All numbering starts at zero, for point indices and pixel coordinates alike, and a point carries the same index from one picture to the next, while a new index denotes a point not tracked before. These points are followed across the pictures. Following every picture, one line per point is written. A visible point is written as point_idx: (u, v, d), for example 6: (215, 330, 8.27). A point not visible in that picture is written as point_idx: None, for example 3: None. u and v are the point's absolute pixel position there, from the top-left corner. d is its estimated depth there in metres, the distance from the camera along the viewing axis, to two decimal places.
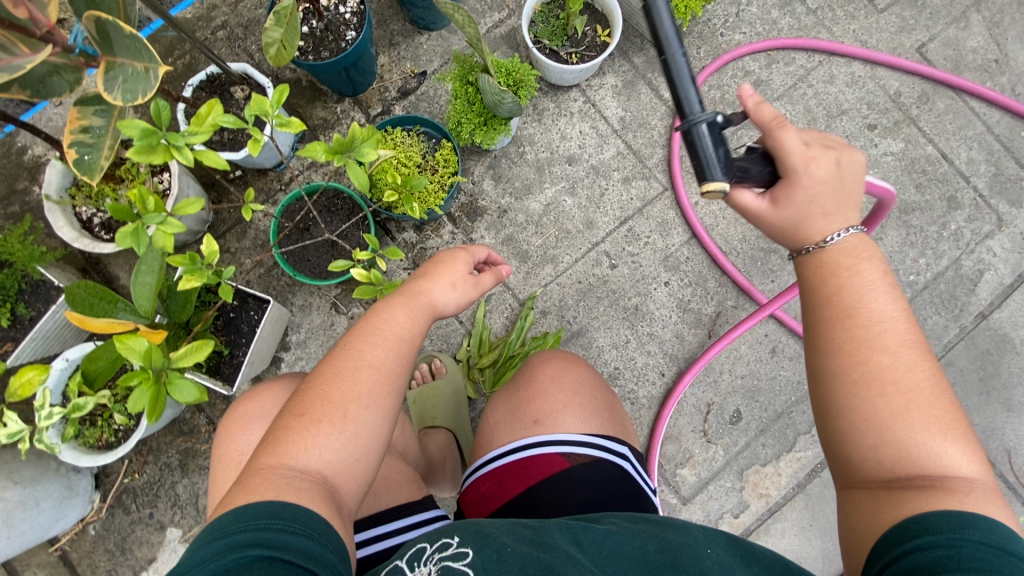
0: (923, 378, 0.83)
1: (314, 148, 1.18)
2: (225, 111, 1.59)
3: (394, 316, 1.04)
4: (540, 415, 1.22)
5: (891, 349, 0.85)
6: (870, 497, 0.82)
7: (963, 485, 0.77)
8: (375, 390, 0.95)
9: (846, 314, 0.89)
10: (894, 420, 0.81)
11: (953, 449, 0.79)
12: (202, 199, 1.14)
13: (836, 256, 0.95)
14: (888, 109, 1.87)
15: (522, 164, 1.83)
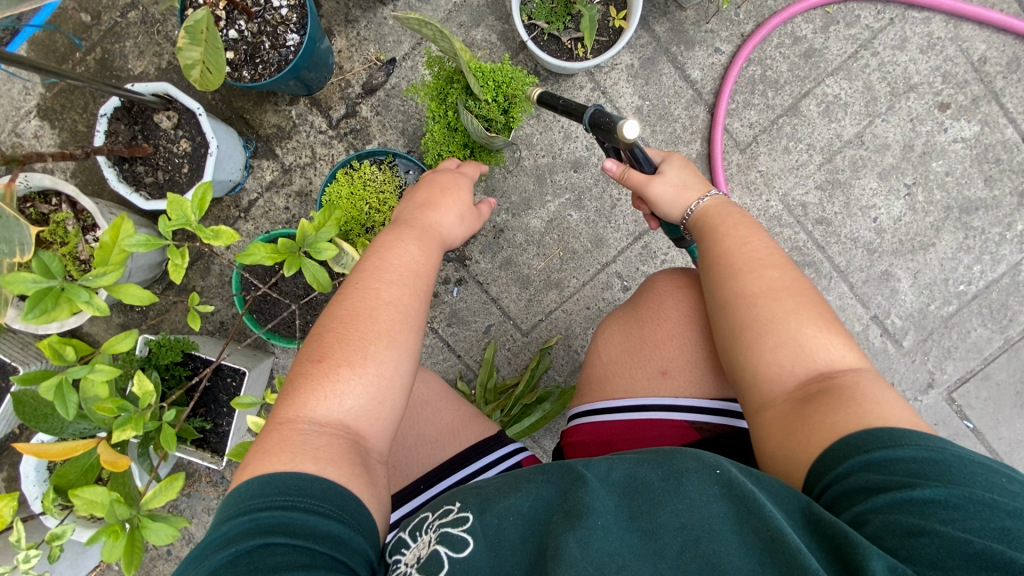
0: (793, 281, 0.92)
1: (256, 252, 0.96)
2: (152, 145, 1.30)
3: (402, 248, 0.95)
4: (672, 366, 1.01)
5: (772, 267, 0.93)
6: (784, 407, 0.84)
7: (854, 377, 0.83)
8: (394, 329, 0.87)
9: (733, 263, 0.94)
10: (776, 320, 0.88)
11: (834, 342, 0.86)
12: (134, 330, 0.96)
13: (722, 209, 1.02)
14: (967, 82, 1.53)
15: (519, 173, 1.55)
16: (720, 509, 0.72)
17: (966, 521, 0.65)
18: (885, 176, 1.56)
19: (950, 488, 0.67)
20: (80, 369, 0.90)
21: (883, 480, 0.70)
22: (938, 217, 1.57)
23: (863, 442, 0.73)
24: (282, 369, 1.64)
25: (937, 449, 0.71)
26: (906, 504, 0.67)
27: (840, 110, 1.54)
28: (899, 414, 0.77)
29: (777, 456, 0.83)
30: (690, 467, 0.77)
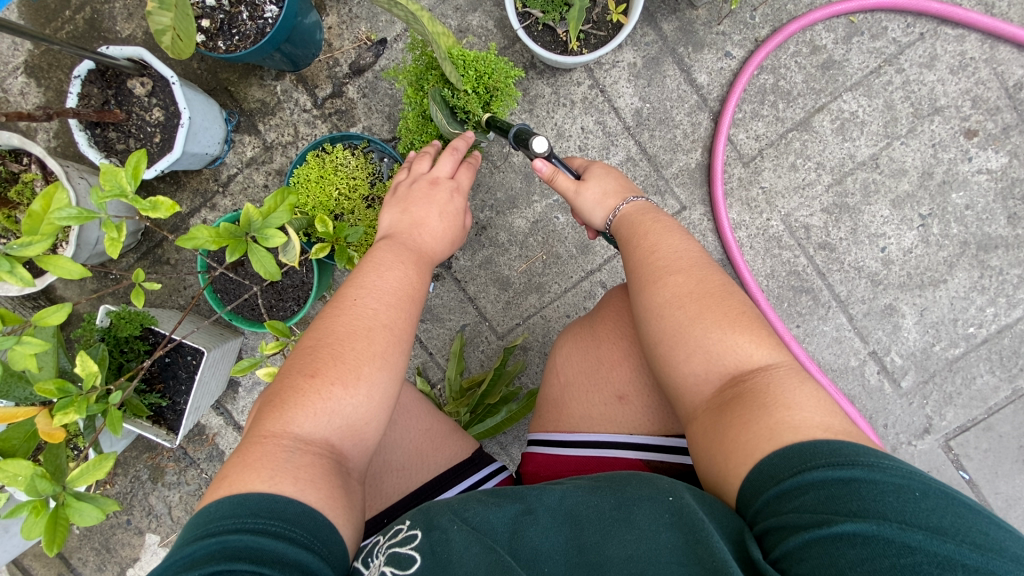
0: (715, 283, 0.85)
1: (197, 235, 0.88)
2: (127, 112, 1.27)
3: (400, 266, 0.91)
4: (628, 390, 0.95)
5: (682, 270, 0.86)
6: (704, 422, 0.78)
7: (765, 377, 0.75)
8: (388, 349, 0.82)
9: (647, 275, 0.87)
10: (689, 329, 0.81)
11: (742, 342, 0.79)
12: (70, 302, 0.91)
13: (639, 213, 0.95)
14: (998, 108, 1.41)
15: (507, 170, 1.48)
16: (664, 532, 0.69)
17: (890, 556, 0.57)
18: (898, 204, 1.45)
19: (867, 517, 0.59)
20: (7, 341, 0.84)
21: (796, 512, 0.62)
22: (953, 252, 1.46)
23: (774, 469, 0.67)
24: (252, 350, 1.61)
25: (848, 463, 0.63)
26: (822, 543, 0.59)
27: (856, 128, 1.43)
28: (811, 419, 0.69)
29: (707, 473, 0.76)
30: (643, 493, 0.74)
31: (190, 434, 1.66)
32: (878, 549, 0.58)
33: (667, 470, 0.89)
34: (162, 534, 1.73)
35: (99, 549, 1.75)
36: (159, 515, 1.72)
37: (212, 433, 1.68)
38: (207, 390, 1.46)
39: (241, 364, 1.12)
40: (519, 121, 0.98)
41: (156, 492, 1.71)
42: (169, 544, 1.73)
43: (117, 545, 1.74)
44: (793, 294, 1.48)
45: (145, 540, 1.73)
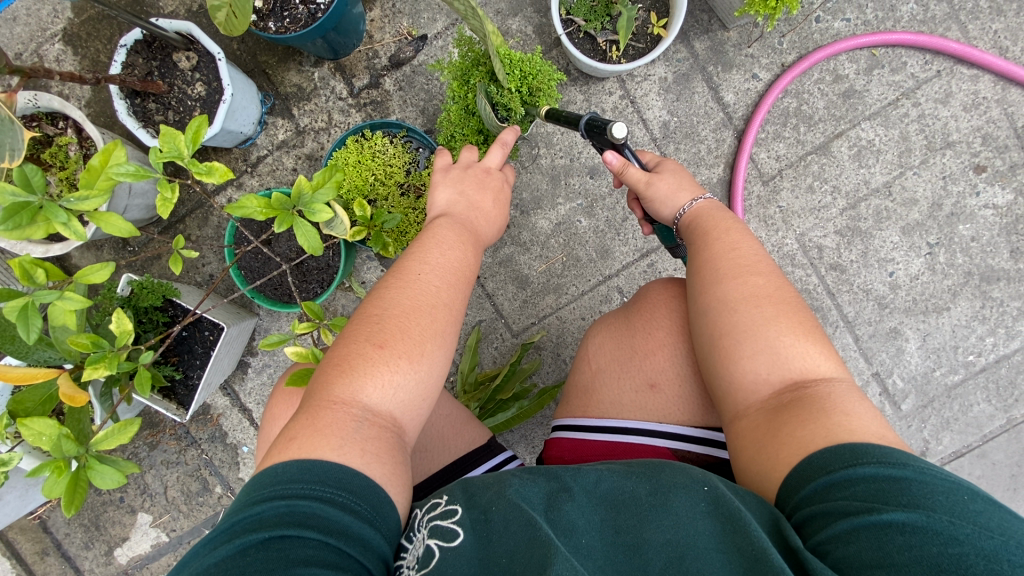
0: (788, 291, 0.87)
1: (247, 203, 0.90)
2: (168, 84, 1.28)
3: (459, 247, 0.93)
4: (661, 378, 0.97)
5: (762, 272, 0.88)
6: (756, 420, 0.80)
7: (827, 387, 0.78)
8: (447, 328, 0.85)
9: (723, 271, 0.88)
10: (759, 328, 0.83)
11: (811, 351, 0.81)
12: (112, 261, 0.93)
13: (714, 214, 0.97)
14: (1007, 147, 1.48)
15: (534, 171, 1.51)
16: (701, 520, 0.70)
17: (936, 546, 0.60)
18: (908, 232, 1.51)
19: (916, 509, 0.62)
20: (48, 295, 0.86)
21: (843, 502, 0.65)
22: (957, 282, 1.51)
23: (824, 462, 0.69)
24: (265, 332, 1.61)
25: (900, 464, 0.65)
26: (869, 530, 0.62)
27: (872, 156, 1.49)
28: (868, 428, 0.72)
29: (749, 464, 0.78)
30: (678, 480, 0.74)
31: (194, 413, 1.65)
32: (925, 539, 0.60)
33: (695, 460, 0.92)
34: (155, 514, 1.70)
35: (88, 526, 1.71)
36: (153, 494, 1.70)
37: (217, 413, 1.67)
38: (220, 367, 1.46)
39: (271, 340, 1.10)
40: (589, 110, 1.01)
41: (152, 471, 1.69)
42: (161, 525, 1.70)
43: (107, 523, 1.71)
44: None
45: (136, 520, 1.70)
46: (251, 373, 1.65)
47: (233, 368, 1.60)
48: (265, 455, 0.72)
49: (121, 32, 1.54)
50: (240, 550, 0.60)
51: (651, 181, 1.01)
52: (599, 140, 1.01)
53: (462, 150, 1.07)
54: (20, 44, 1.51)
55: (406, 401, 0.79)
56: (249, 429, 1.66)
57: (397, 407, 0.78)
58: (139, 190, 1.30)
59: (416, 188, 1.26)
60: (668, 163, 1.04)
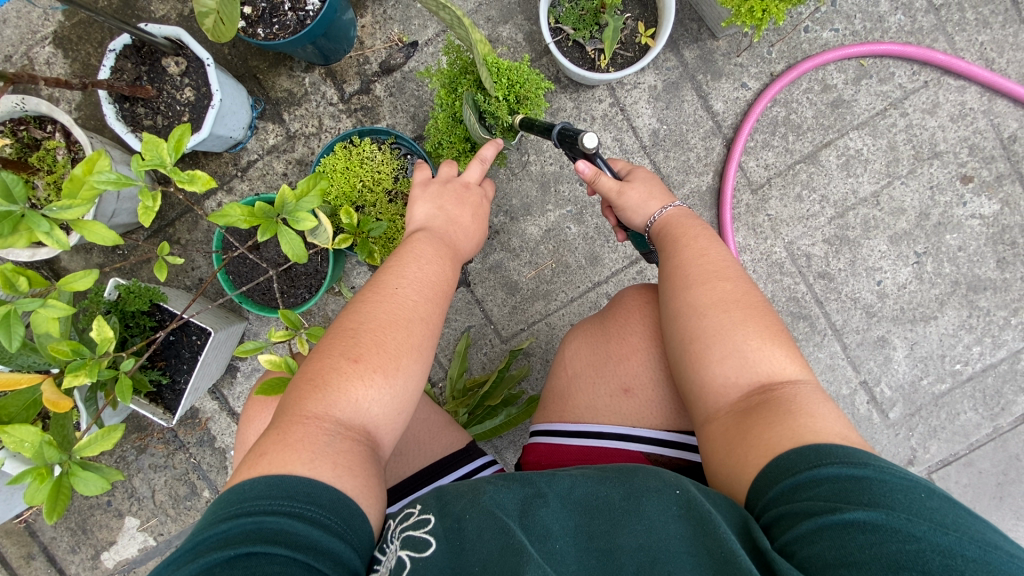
0: (755, 296, 0.88)
1: (230, 212, 0.90)
2: (157, 89, 1.28)
3: (437, 261, 0.94)
4: (634, 383, 0.97)
5: (731, 279, 0.89)
6: (726, 423, 0.80)
7: (792, 389, 0.79)
8: (424, 342, 0.85)
9: (693, 276, 0.89)
10: (726, 332, 0.83)
11: (777, 354, 0.82)
12: (94, 269, 0.92)
13: (683, 221, 0.98)
14: (993, 157, 1.49)
15: (524, 178, 1.52)
16: (672, 526, 0.70)
17: (896, 543, 0.60)
18: (896, 241, 1.51)
19: (877, 508, 0.62)
20: (31, 303, 0.86)
21: (807, 503, 0.65)
22: (944, 291, 1.52)
23: (790, 463, 0.69)
24: (254, 336, 1.61)
25: (861, 463, 0.66)
26: (831, 529, 0.62)
27: (860, 165, 1.50)
28: (833, 428, 0.73)
29: (720, 469, 0.78)
30: (651, 485, 0.74)
31: (182, 416, 1.64)
32: (886, 536, 0.60)
33: (668, 464, 0.92)
34: (142, 518, 1.70)
35: (75, 530, 1.70)
36: (141, 498, 1.69)
37: (205, 417, 1.66)
38: (207, 372, 1.46)
39: (245, 347, 1.09)
40: (562, 122, 1.01)
41: (140, 475, 1.68)
42: (148, 529, 1.69)
43: (94, 527, 1.70)
44: (791, 319, 1.53)
45: (124, 524, 1.70)
46: (239, 377, 1.65)
47: (222, 372, 1.60)
48: (236, 469, 0.72)
49: (111, 36, 1.54)
50: (204, 569, 0.60)
51: (623, 189, 1.02)
52: (573, 150, 1.02)
53: (440, 166, 1.08)
54: (10, 46, 1.51)
55: (381, 414, 0.79)
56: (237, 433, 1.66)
57: (371, 420, 0.78)
58: (127, 195, 1.29)
59: (404, 195, 1.26)
60: (641, 172, 1.05)
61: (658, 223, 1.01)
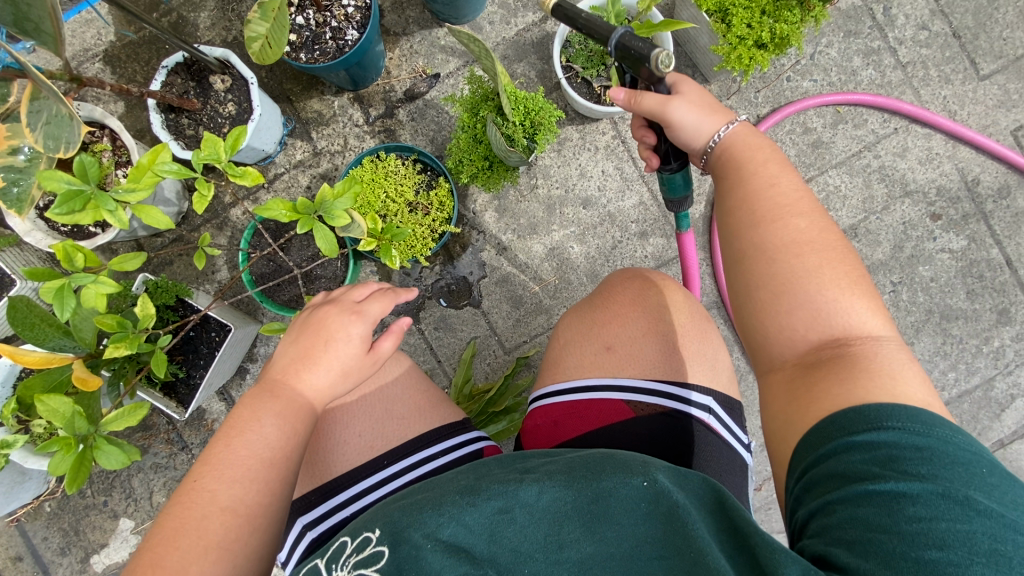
0: (831, 236, 0.82)
1: (274, 206, 0.99)
2: (202, 104, 1.41)
3: (256, 429, 0.86)
4: (616, 342, 1.05)
5: (804, 215, 0.83)
6: (790, 377, 0.80)
7: (869, 344, 0.76)
8: (230, 535, 0.79)
9: (764, 213, 0.83)
10: (802, 278, 0.79)
11: (856, 305, 0.78)
12: (143, 252, 1.00)
13: (749, 142, 0.91)
14: (959, 199, 1.63)
15: (531, 199, 1.63)
16: (643, 523, 0.75)
17: (945, 521, 0.60)
18: (873, 271, 1.64)
19: (930, 483, 0.63)
20: (85, 277, 0.93)
21: (859, 465, 0.66)
22: (919, 319, 1.63)
23: (849, 421, 0.70)
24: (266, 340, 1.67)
25: (926, 433, 0.66)
26: (877, 497, 0.64)
27: (839, 200, 1.64)
28: (911, 394, 0.71)
29: (776, 424, 0.80)
30: (617, 487, 0.78)
31: (189, 417, 1.68)
32: (937, 514, 0.61)
33: (648, 408, 0.99)
34: (138, 520, 1.70)
35: (67, 531, 1.69)
36: (138, 499, 1.70)
37: (211, 419, 1.70)
38: (220, 371, 1.52)
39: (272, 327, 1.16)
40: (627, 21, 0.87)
41: (140, 475, 1.70)
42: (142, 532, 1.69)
43: (87, 528, 1.70)
44: None
45: (118, 525, 1.70)
46: (248, 381, 1.69)
47: (231, 374, 1.65)
48: None
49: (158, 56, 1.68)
50: None
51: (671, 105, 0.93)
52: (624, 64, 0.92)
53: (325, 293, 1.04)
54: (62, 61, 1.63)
55: None
56: None
57: None
58: (163, 197, 1.39)
59: (426, 208, 1.37)
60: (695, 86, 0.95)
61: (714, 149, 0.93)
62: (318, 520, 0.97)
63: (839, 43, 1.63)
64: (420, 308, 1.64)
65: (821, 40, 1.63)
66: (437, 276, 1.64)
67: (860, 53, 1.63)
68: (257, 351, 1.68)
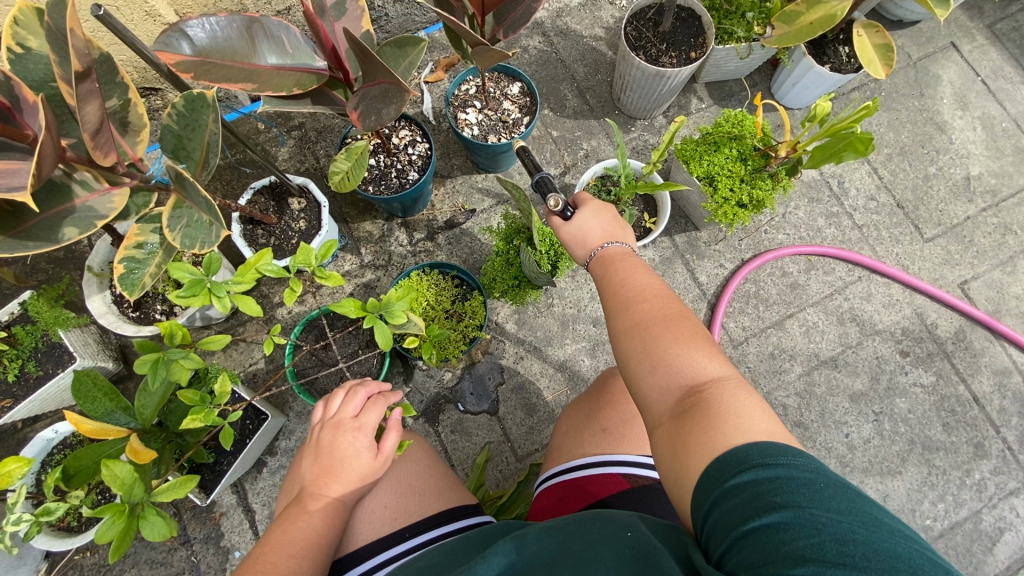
0: (672, 306, 0.94)
1: (347, 305, 1.18)
2: (279, 219, 1.67)
3: (308, 516, 0.97)
4: (611, 423, 1.18)
5: (645, 297, 0.96)
6: (666, 432, 0.80)
7: (716, 387, 0.79)
8: None
9: (617, 304, 0.98)
10: (651, 343, 0.87)
11: (697, 357, 0.83)
12: (229, 335, 1.17)
13: (613, 249, 1.13)
14: (922, 339, 1.86)
15: (547, 316, 1.84)
16: (624, 565, 0.75)
17: (804, 539, 0.60)
18: (855, 399, 1.80)
19: (787, 508, 0.62)
20: (179, 352, 1.09)
21: (732, 510, 0.66)
22: (903, 448, 1.76)
23: (718, 471, 0.70)
24: (289, 433, 1.74)
25: (774, 462, 0.67)
26: (753, 535, 0.62)
27: (818, 334, 1.86)
28: (757, 425, 0.73)
29: (669, 482, 0.77)
30: (605, 532, 0.83)
31: (198, 508, 1.68)
32: (795, 535, 0.60)
33: (645, 479, 1.09)
34: None
35: None
36: None
37: (219, 512, 1.70)
38: (246, 460, 1.58)
39: None
40: (540, 170, 1.20)
41: (132, 571, 1.65)
42: None
43: None
44: None
45: None
46: (263, 474, 1.73)
47: (250, 466, 1.69)
48: None
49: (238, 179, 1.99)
50: None
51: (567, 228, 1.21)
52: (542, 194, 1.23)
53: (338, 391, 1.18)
54: None
55: None
56: (247, 532, 1.68)
57: None
58: None
59: (460, 314, 1.58)
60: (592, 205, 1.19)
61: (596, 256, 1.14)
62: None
63: (805, 206, 1.98)
64: (440, 410, 1.75)
65: (790, 203, 1.99)
66: (458, 381, 1.78)
67: (823, 215, 1.98)
68: (277, 444, 1.74)
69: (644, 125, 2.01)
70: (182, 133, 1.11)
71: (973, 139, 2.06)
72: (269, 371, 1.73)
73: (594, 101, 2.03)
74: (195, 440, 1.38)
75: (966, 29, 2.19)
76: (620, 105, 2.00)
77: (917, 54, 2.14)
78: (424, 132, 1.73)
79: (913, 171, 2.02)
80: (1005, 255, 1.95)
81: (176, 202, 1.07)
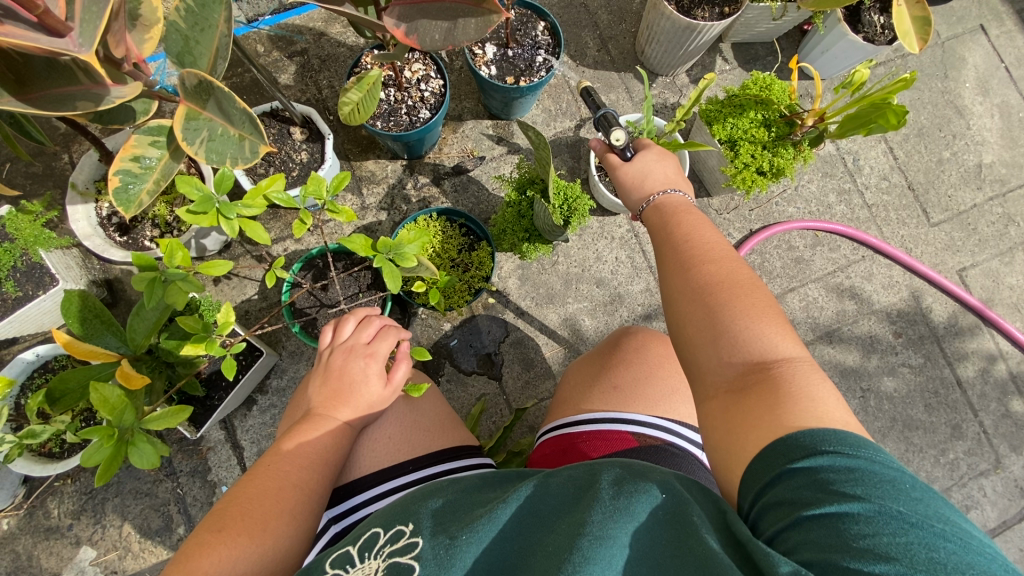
0: (743, 272, 0.88)
1: (355, 241, 1.13)
2: (278, 148, 1.57)
3: (322, 434, 0.99)
4: (621, 381, 1.18)
5: (714, 260, 0.90)
6: (723, 404, 0.78)
7: (787, 367, 0.76)
8: (299, 508, 0.90)
9: (678, 261, 0.93)
10: (719, 310, 0.83)
11: (768, 333, 0.80)
12: (231, 261, 1.11)
13: (676, 206, 1.05)
14: (916, 322, 1.89)
15: (551, 273, 1.81)
16: (658, 529, 0.73)
17: (887, 535, 0.60)
18: (845, 375, 1.84)
19: (869, 500, 0.62)
20: (177, 274, 1.04)
21: (801, 490, 0.65)
22: (885, 425, 1.81)
23: (786, 448, 0.68)
24: (281, 372, 1.71)
25: (854, 453, 0.66)
26: (824, 519, 0.62)
27: (816, 309, 1.87)
28: (831, 412, 0.71)
29: (719, 451, 0.77)
30: (639, 483, 0.79)
31: (186, 441, 1.65)
32: (879, 527, 0.60)
33: (652, 440, 1.09)
34: (101, 549, 1.60)
35: (18, 555, 1.58)
36: (106, 526, 1.61)
37: (207, 447, 1.67)
38: (235, 398, 1.55)
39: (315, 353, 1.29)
40: (604, 108, 1.24)
41: (115, 500, 1.62)
42: (103, 563, 1.59)
43: (42, 554, 1.59)
44: None
45: (77, 554, 1.59)
46: (253, 412, 1.69)
47: (239, 404, 1.66)
48: None
49: None
50: None
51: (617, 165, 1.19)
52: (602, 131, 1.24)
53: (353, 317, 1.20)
54: None
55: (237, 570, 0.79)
56: (235, 468, 1.66)
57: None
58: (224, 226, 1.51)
59: (466, 264, 1.55)
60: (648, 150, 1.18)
61: (652, 211, 1.08)
62: (344, 513, 1.01)
63: (818, 181, 1.96)
64: (437, 359, 1.73)
65: (803, 177, 1.96)
66: (456, 331, 1.75)
67: (834, 192, 1.96)
68: (269, 382, 1.71)
69: (664, 82, 1.94)
70: (189, 33, 1.03)
71: (990, 127, 2.04)
72: (262, 308, 1.68)
73: (615, 53, 1.94)
74: (187, 370, 1.34)
75: (998, 12, 2.13)
76: (642, 60, 1.92)
77: (946, 33, 2.08)
78: (439, 67, 1.63)
79: (927, 154, 2.00)
80: (1005, 245, 1.97)
81: (189, 113, 1.05)
